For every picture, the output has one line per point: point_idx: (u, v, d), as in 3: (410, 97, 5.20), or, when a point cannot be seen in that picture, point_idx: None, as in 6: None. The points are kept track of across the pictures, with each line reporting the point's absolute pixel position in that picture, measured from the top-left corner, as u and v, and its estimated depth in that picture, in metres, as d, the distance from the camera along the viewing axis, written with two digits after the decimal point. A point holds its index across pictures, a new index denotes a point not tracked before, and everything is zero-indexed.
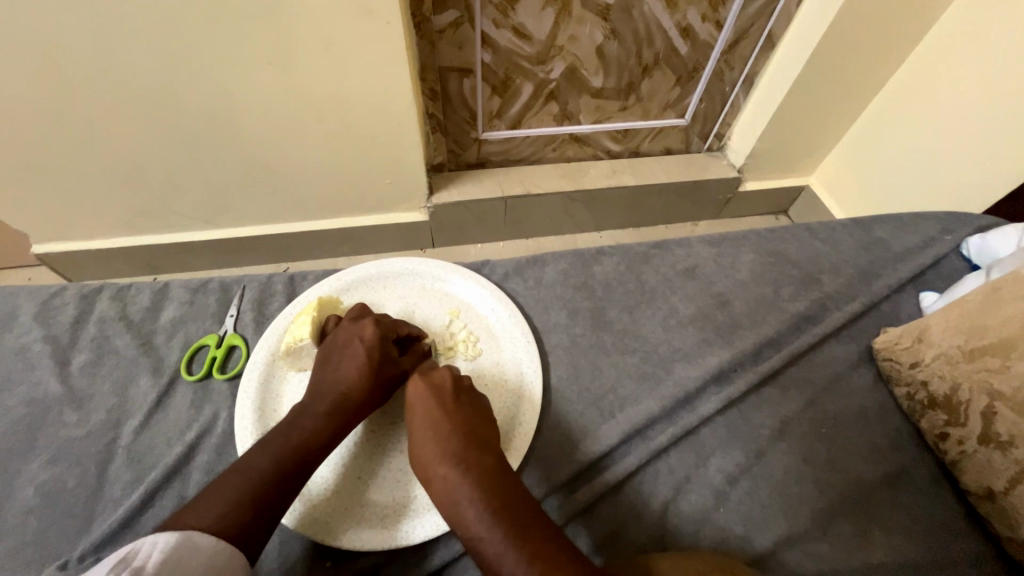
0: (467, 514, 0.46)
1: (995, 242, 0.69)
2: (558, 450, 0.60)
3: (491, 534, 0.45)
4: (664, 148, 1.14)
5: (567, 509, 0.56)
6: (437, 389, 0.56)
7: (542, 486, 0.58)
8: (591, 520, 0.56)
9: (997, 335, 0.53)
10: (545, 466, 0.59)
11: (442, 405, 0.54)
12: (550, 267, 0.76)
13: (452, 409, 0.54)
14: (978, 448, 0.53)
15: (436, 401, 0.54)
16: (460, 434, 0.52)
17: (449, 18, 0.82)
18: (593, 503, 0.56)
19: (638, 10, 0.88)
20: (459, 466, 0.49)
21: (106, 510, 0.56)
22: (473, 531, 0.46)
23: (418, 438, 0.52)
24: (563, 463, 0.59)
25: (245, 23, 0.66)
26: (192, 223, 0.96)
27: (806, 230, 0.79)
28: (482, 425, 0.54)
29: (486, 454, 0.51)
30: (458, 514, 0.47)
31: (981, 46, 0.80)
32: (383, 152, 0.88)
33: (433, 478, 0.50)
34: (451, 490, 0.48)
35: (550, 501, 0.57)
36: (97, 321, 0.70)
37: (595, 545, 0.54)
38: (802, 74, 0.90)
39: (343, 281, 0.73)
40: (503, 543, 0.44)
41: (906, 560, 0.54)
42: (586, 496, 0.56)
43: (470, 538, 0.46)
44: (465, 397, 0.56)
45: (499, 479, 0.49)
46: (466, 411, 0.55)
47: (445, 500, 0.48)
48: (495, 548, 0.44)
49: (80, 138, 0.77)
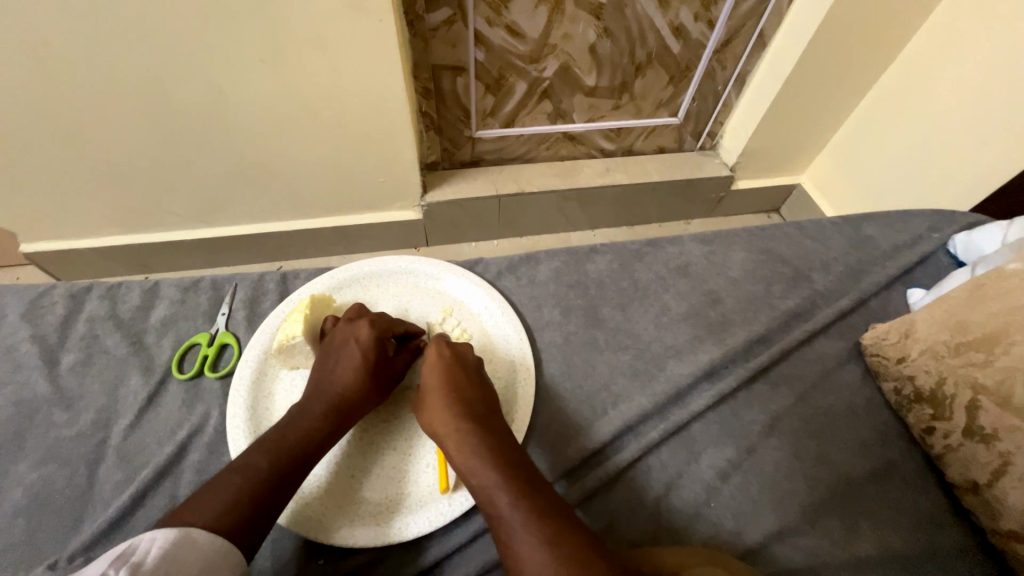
0: (479, 467, 0.48)
1: (981, 239, 0.70)
2: (561, 439, 0.61)
3: (502, 487, 0.46)
4: (657, 146, 1.14)
5: (575, 492, 0.57)
6: (458, 359, 0.57)
7: (552, 470, 0.59)
8: (595, 507, 0.56)
9: (982, 331, 0.54)
10: (553, 453, 0.60)
11: (460, 373, 0.56)
12: (543, 265, 0.76)
13: (471, 377, 0.56)
14: (964, 442, 0.54)
15: (457, 369, 0.56)
16: (477, 400, 0.54)
17: (443, 16, 0.82)
18: (601, 486, 0.57)
19: (631, 9, 0.88)
20: (475, 425, 0.51)
21: (95, 511, 0.56)
22: (485, 483, 0.47)
23: (434, 401, 0.53)
24: (569, 447, 0.60)
25: (235, 20, 0.66)
26: (183, 221, 0.96)
27: (796, 228, 0.80)
28: (496, 398, 0.56)
29: (497, 422, 0.53)
30: (470, 469, 0.49)
31: (968, 47, 0.81)
32: (376, 150, 0.88)
33: (448, 435, 0.51)
34: (465, 446, 0.50)
35: (560, 484, 0.58)
36: (87, 321, 0.70)
37: (600, 529, 0.55)
38: (792, 74, 0.91)
39: (336, 280, 0.73)
40: (513, 496, 0.45)
41: (893, 553, 0.55)
42: (592, 480, 0.57)
43: (480, 491, 0.47)
44: (481, 377, 0.57)
45: (510, 444, 0.51)
46: (482, 383, 0.56)
47: (458, 455, 0.50)
48: (504, 499, 0.45)
49: (68, 136, 0.77)
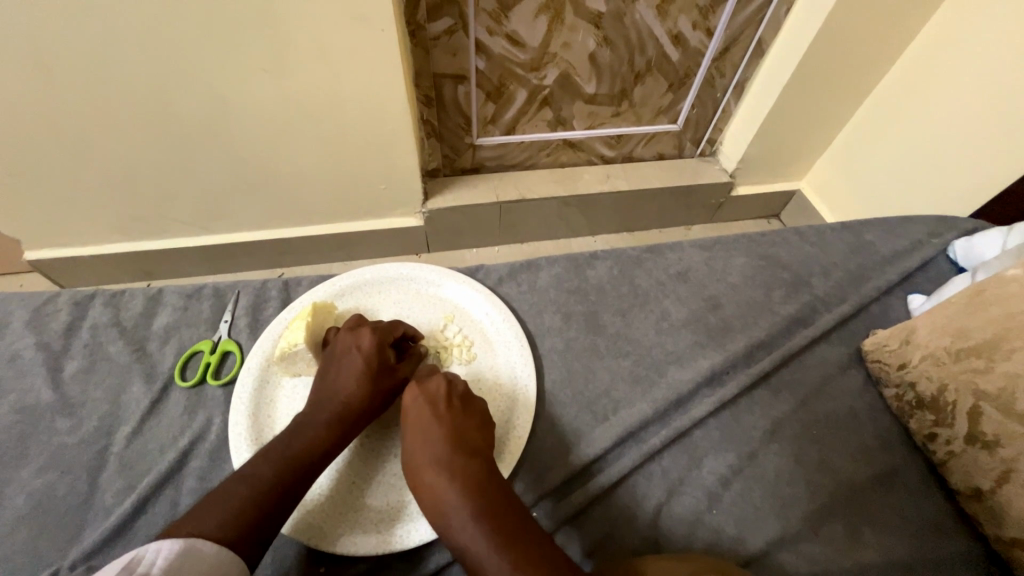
0: (455, 524, 0.47)
1: (981, 245, 0.70)
2: (551, 455, 0.60)
3: (477, 543, 0.46)
4: (657, 153, 1.15)
5: (554, 517, 0.56)
6: (430, 398, 0.56)
7: (530, 493, 0.58)
8: (580, 527, 0.56)
9: (982, 336, 0.54)
10: (533, 474, 0.59)
11: (431, 415, 0.54)
12: (545, 271, 0.76)
13: (444, 416, 0.54)
14: (966, 448, 0.54)
15: (429, 410, 0.54)
16: (454, 439, 0.53)
17: (444, 25, 0.83)
18: (583, 509, 0.56)
19: (630, 18, 0.89)
20: (447, 474, 0.50)
21: (97, 518, 0.56)
22: (462, 539, 0.47)
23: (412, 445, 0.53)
24: (556, 467, 0.59)
25: (238, 30, 0.67)
26: (186, 228, 0.97)
27: (796, 233, 0.80)
28: (478, 431, 0.55)
29: (478, 459, 0.52)
30: (445, 525, 0.48)
31: (965, 53, 0.82)
32: (378, 157, 0.89)
33: (423, 486, 0.51)
34: (439, 501, 0.49)
35: (540, 507, 0.57)
36: (91, 327, 0.70)
37: (583, 553, 0.54)
38: (791, 81, 0.91)
39: (338, 287, 0.73)
40: (488, 553, 0.45)
41: (895, 559, 0.54)
42: (574, 504, 0.56)
43: (456, 548, 0.47)
44: (464, 406, 0.56)
45: (485, 489, 0.50)
46: (461, 420, 0.55)
47: (432, 509, 0.49)
48: (482, 557, 0.45)
49: (73, 145, 0.77)
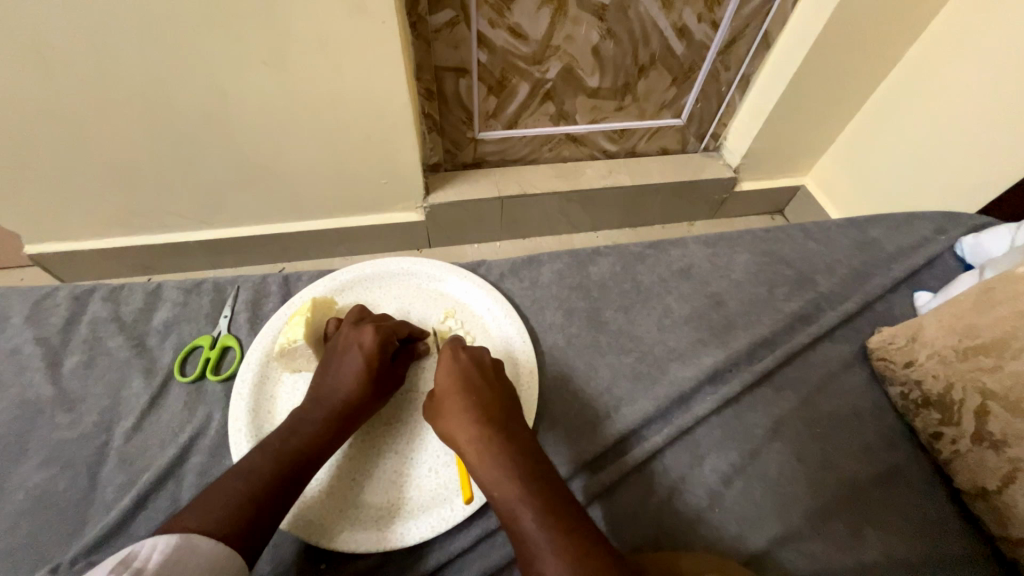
0: (499, 479, 0.47)
1: (988, 242, 0.70)
2: (579, 433, 0.61)
3: (524, 500, 0.45)
4: (661, 147, 1.14)
5: (589, 490, 0.57)
6: (476, 366, 0.56)
7: (567, 466, 0.59)
8: (610, 504, 0.56)
9: (990, 335, 0.53)
10: (570, 447, 0.60)
11: (480, 381, 0.55)
12: (547, 267, 0.76)
13: (491, 385, 0.55)
14: (972, 448, 0.54)
15: (477, 376, 0.55)
16: (497, 404, 0.53)
17: (445, 17, 0.82)
18: (612, 486, 0.57)
19: (634, 10, 0.88)
20: (491, 433, 0.50)
21: (97, 514, 0.56)
22: (508, 499, 0.45)
23: (453, 406, 0.53)
24: (585, 445, 0.60)
25: (237, 22, 0.66)
26: (186, 223, 0.96)
27: (801, 230, 0.80)
28: (516, 403, 0.55)
29: (518, 426, 0.52)
30: (490, 482, 0.47)
31: (973, 46, 0.80)
32: (379, 151, 0.88)
33: (465, 443, 0.50)
34: (485, 458, 0.48)
35: (575, 481, 0.58)
36: (90, 322, 0.70)
37: (612, 529, 0.55)
38: (796, 76, 0.90)
39: (338, 282, 0.73)
40: (534, 507, 0.44)
41: (899, 559, 0.54)
42: (605, 480, 0.57)
43: (499, 503, 0.46)
44: (501, 380, 0.57)
45: (531, 454, 0.49)
46: (501, 390, 0.55)
47: (477, 463, 0.49)
48: (526, 513, 0.44)
49: (71, 138, 0.77)
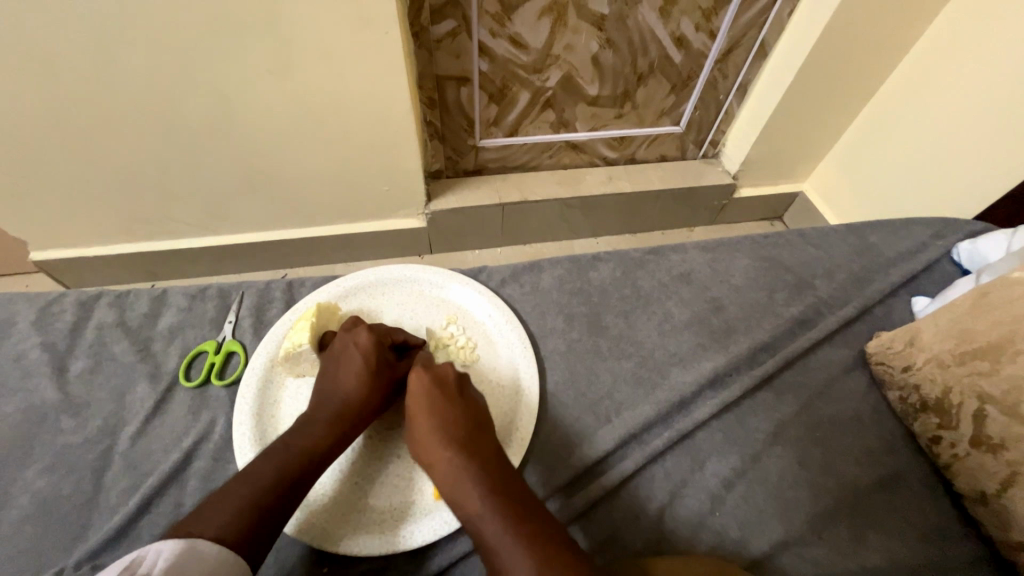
0: (467, 495, 0.47)
1: (986, 247, 0.70)
2: (571, 443, 0.61)
3: (492, 517, 0.45)
4: (660, 155, 1.15)
5: (567, 510, 0.56)
6: (439, 378, 0.55)
7: (544, 486, 0.58)
8: (591, 522, 0.56)
9: (986, 339, 0.54)
10: (546, 468, 0.59)
11: (443, 394, 0.54)
12: (547, 273, 0.76)
13: (456, 399, 0.54)
14: (970, 451, 0.54)
15: (439, 387, 0.54)
16: (462, 417, 0.52)
17: (447, 27, 0.83)
18: (588, 509, 0.56)
19: (633, 20, 0.89)
20: (458, 448, 0.50)
21: (102, 517, 0.56)
22: (474, 513, 0.46)
23: (420, 422, 0.52)
24: (579, 453, 0.60)
25: (242, 32, 0.67)
26: (190, 230, 0.97)
27: (800, 236, 0.80)
28: (482, 409, 0.55)
29: (487, 438, 0.52)
30: (458, 499, 0.47)
31: (968, 53, 0.81)
32: (383, 159, 0.89)
33: (434, 461, 0.50)
34: (453, 474, 0.49)
35: (553, 500, 0.57)
36: (95, 328, 0.70)
37: (595, 547, 0.55)
38: (794, 84, 0.91)
39: (342, 287, 0.73)
40: (500, 523, 0.44)
41: (899, 563, 0.54)
42: (585, 499, 0.56)
43: (467, 519, 0.46)
44: (466, 389, 0.56)
45: (498, 468, 0.49)
46: (467, 399, 0.54)
47: (446, 481, 0.49)
48: (491, 529, 0.44)
49: (78, 146, 0.78)
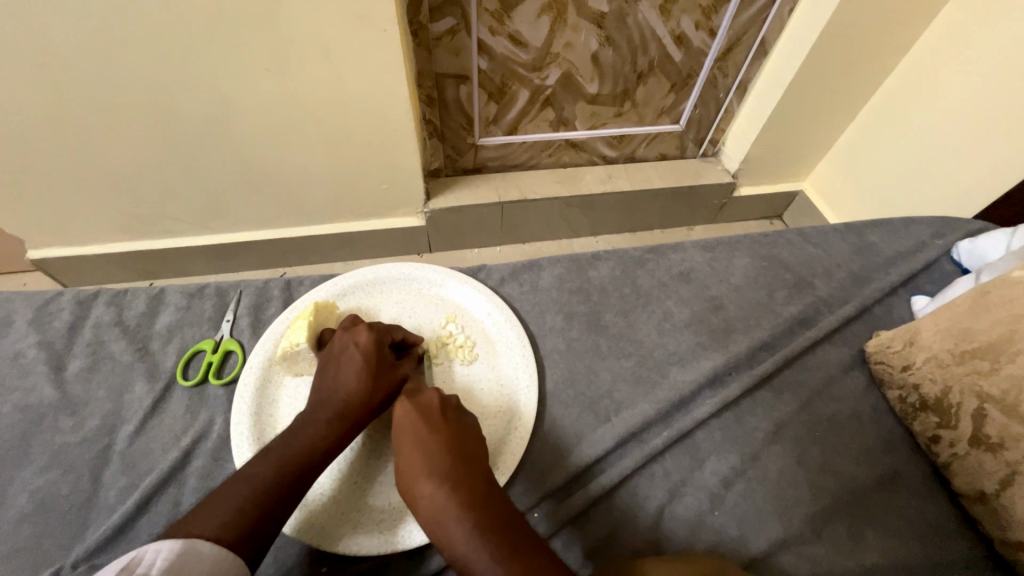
0: (454, 534, 0.46)
1: (985, 246, 0.70)
2: (570, 443, 0.61)
3: (481, 557, 0.44)
4: (659, 153, 1.15)
5: (554, 521, 0.55)
6: (427, 410, 0.55)
7: (528, 498, 0.57)
8: (581, 530, 0.55)
9: (986, 338, 0.54)
10: (532, 479, 0.59)
11: (430, 427, 0.53)
12: (547, 271, 0.76)
13: (441, 427, 0.53)
14: (970, 450, 0.54)
15: (427, 420, 0.54)
16: (449, 449, 0.51)
17: (446, 25, 0.83)
18: (584, 512, 0.56)
19: (633, 18, 0.89)
20: (444, 483, 0.49)
21: (100, 517, 0.56)
22: (461, 552, 0.45)
23: (406, 456, 0.51)
24: (578, 452, 0.60)
25: (240, 29, 0.67)
26: (188, 228, 0.97)
27: (799, 234, 0.80)
28: (471, 439, 0.54)
29: (475, 469, 0.51)
30: (445, 537, 0.46)
31: (968, 51, 0.81)
32: (382, 157, 0.89)
33: (419, 496, 0.49)
34: (439, 510, 0.47)
35: (537, 512, 0.56)
36: (93, 327, 0.70)
37: (584, 557, 0.54)
38: (794, 82, 0.91)
39: (340, 286, 0.73)
40: (489, 561, 0.44)
41: (898, 562, 0.54)
42: (570, 510, 0.56)
43: (455, 558, 0.45)
44: (455, 419, 0.55)
45: (486, 501, 0.48)
46: (454, 430, 0.54)
47: (432, 518, 0.47)
48: (481, 569, 0.43)
49: (76, 144, 0.78)
